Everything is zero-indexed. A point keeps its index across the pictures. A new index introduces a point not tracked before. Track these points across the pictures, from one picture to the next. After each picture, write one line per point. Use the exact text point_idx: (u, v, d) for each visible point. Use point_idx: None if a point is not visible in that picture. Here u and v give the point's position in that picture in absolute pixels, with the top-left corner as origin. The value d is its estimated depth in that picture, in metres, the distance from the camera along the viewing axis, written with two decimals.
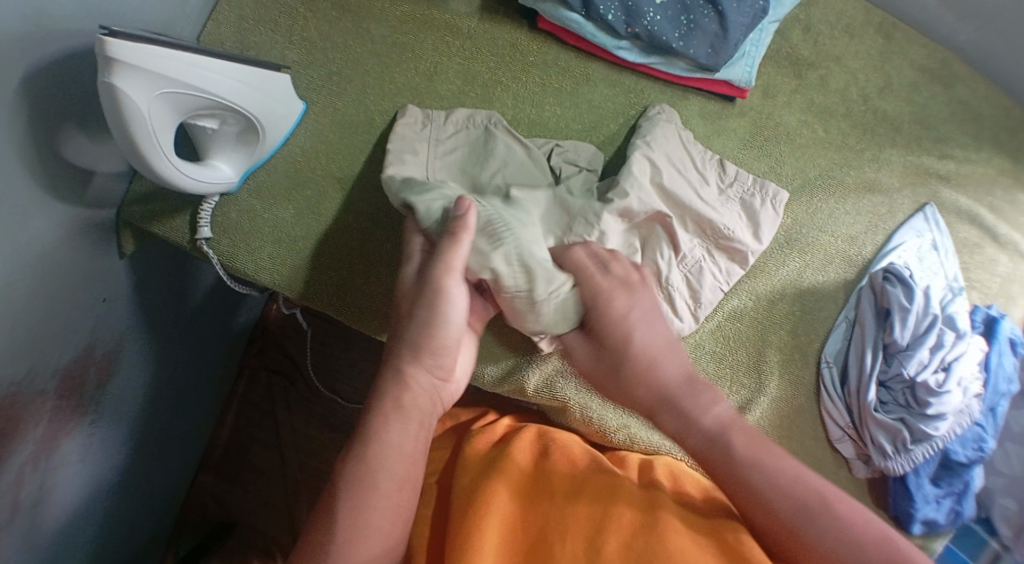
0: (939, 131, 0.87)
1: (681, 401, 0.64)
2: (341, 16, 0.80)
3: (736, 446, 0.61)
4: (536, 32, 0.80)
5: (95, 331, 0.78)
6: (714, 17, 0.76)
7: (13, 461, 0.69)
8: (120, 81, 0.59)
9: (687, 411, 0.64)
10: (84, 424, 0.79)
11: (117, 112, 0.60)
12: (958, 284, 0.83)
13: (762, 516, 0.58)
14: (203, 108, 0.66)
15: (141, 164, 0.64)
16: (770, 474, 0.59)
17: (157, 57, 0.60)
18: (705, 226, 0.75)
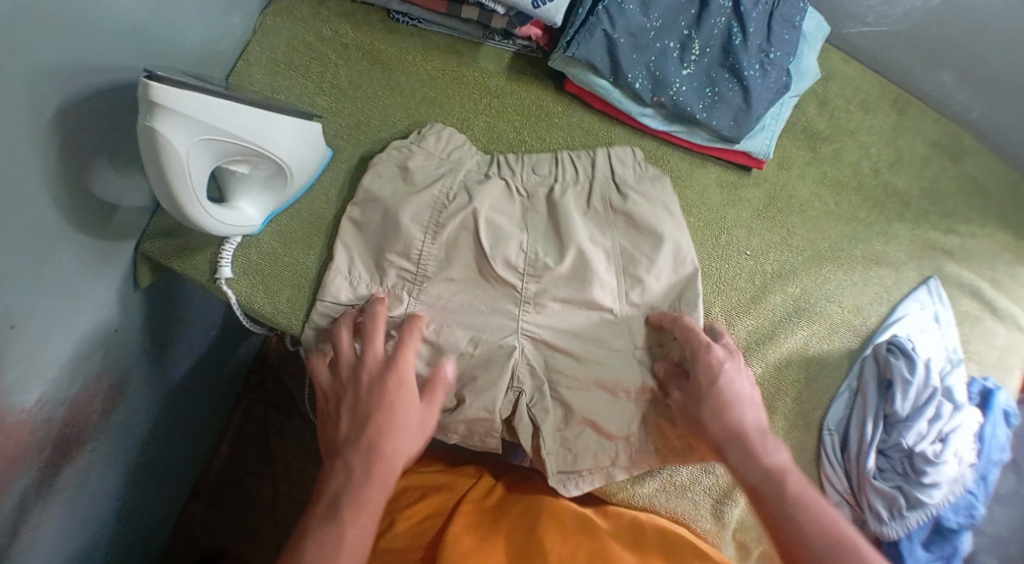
0: (946, 206, 0.90)
1: (749, 441, 0.67)
2: (372, 66, 0.81)
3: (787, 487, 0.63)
4: (562, 93, 0.82)
5: (106, 360, 0.78)
6: (739, 90, 0.76)
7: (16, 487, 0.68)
8: (160, 125, 0.58)
9: (750, 447, 0.66)
10: (88, 448, 0.78)
11: (156, 152, 0.59)
12: (956, 354, 0.86)
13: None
14: (238, 154, 0.64)
15: (171, 202, 0.62)
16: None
17: (198, 102, 0.59)
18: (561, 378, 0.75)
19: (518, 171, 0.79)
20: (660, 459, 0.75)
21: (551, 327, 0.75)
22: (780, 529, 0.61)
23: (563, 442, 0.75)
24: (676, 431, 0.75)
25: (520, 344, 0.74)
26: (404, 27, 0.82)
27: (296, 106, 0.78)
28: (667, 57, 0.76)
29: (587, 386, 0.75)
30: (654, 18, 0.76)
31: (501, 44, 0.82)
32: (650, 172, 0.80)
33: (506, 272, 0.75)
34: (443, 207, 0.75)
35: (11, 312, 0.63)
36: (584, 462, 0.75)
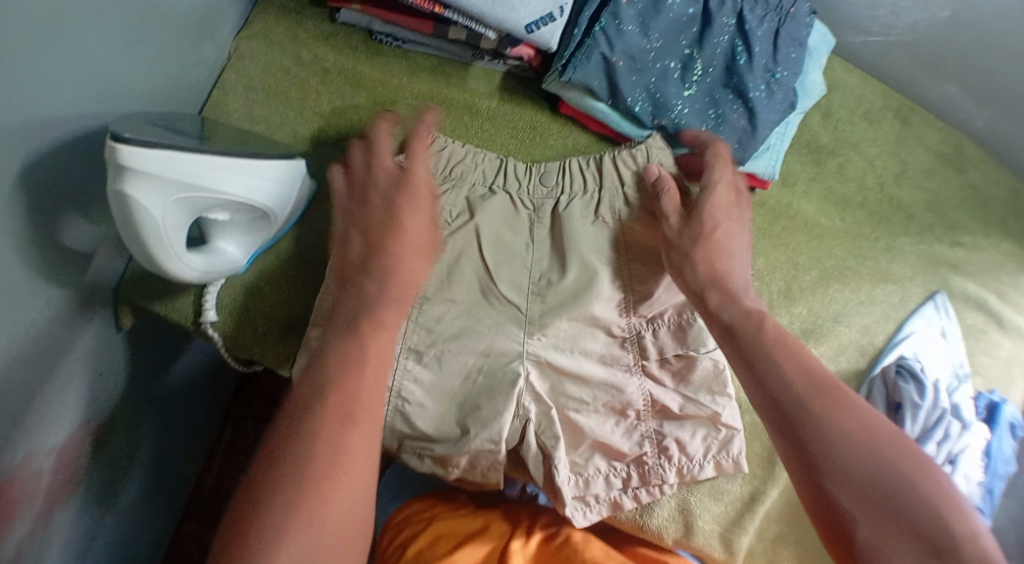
0: (951, 218, 0.87)
1: (780, 351, 0.57)
2: (355, 91, 0.76)
3: (812, 401, 0.54)
4: (557, 115, 0.79)
5: (89, 408, 0.74)
6: (743, 112, 0.73)
7: (10, 542, 0.64)
8: (132, 190, 0.53)
9: (780, 357, 0.57)
10: (77, 493, 0.75)
11: (127, 215, 0.55)
12: (962, 370, 0.84)
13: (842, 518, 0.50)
14: (217, 205, 0.60)
15: (147, 261, 0.58)
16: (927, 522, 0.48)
17: (171, 162, 0.55)
18: (566, 401, 0.73)
19: (524, 182, 0.77)
20: (670, 479, 0.74)
21: (562, 351, 0.72)
22: (811, 438, 0.52)
23: (575, 468, 0.74)
24: (686, 450, 0.73)
25: (525, 369, 0.71)
26: (389, 48, 0.78)
27: (276, 138, 0.73)
28: (668, 78, 0.73)
29: (592, 405, 0.73)
30: (655, 38, 0.72)
31: (491, 64, 0.78)
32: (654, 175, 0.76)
33: (510, 293, 0.73)
34: (445, 222, 0.74)
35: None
36: (594, 486, 0.74)
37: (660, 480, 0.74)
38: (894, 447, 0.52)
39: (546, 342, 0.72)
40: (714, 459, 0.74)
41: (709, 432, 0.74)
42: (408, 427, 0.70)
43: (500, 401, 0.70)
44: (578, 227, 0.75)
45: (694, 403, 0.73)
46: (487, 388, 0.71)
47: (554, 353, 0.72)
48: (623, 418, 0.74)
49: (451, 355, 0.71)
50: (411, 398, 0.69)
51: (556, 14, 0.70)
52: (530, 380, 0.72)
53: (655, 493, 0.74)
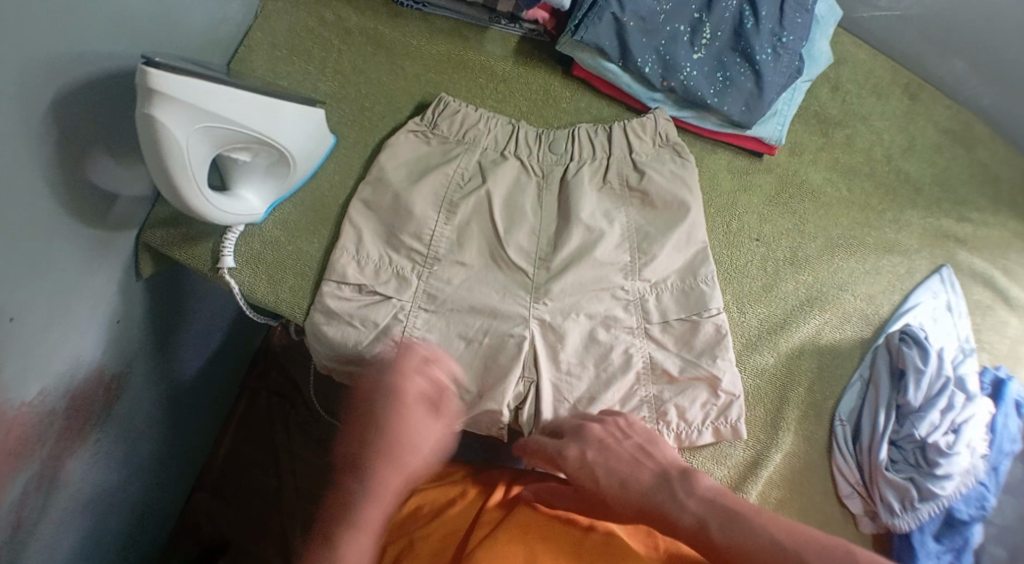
0: (959, 194, 0.88)
1: (678, 486, 0.65)
2: (376, 51, 0.79)
3: (716, 533, 0.60)
4: (570, 79, 0.81)
5: (106, 351, 0.77)
6: (751, 75, 0.75)
7: (18, 480, 0.68)
8: (160, 113, 0.56)
9: (675, 493, 0.64)
10: (89, 438, 0.77)
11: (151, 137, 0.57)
12: (968, 344, 0.85)
13: None
14: (238, 141, 0.63)
15: (171, 193, 0.60)
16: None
17: (196, 90, 0.57)
18: (568, 366, 0.74)
19: (535, 149, 0.79)
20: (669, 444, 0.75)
21: (566, 317, 0.74)
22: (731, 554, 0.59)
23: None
24: (686, 416, 0.75)
25: (530, 333, 0.73)
26: (409, 11, 0.80)
27: (298, 91, 0.76)
28: (678, 41, 0.75)
29: (595, 372, 0.74)
30: (666, 1, 0.74)
31: (508, 28, 0.80)
32: (661, 148, 0.78)
33: (517, 256, 0.76)
34: (457, 186, 0.77)
35: (9, 302, 0.61)
36: None
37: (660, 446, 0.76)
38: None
39: (550, 309, 0.74)
40: (713, 425, 0.75)
41: (708, 399, 0.75)
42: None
43: (503, 366, 0.73)
44: (583, 203, 0.77)
45: (694, 366, 0.74)
46: (491, 351, 0.73)
47: (557, 320, 0.74)
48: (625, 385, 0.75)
49: (457, 316, 0.74)
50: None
51: None
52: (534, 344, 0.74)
53: None
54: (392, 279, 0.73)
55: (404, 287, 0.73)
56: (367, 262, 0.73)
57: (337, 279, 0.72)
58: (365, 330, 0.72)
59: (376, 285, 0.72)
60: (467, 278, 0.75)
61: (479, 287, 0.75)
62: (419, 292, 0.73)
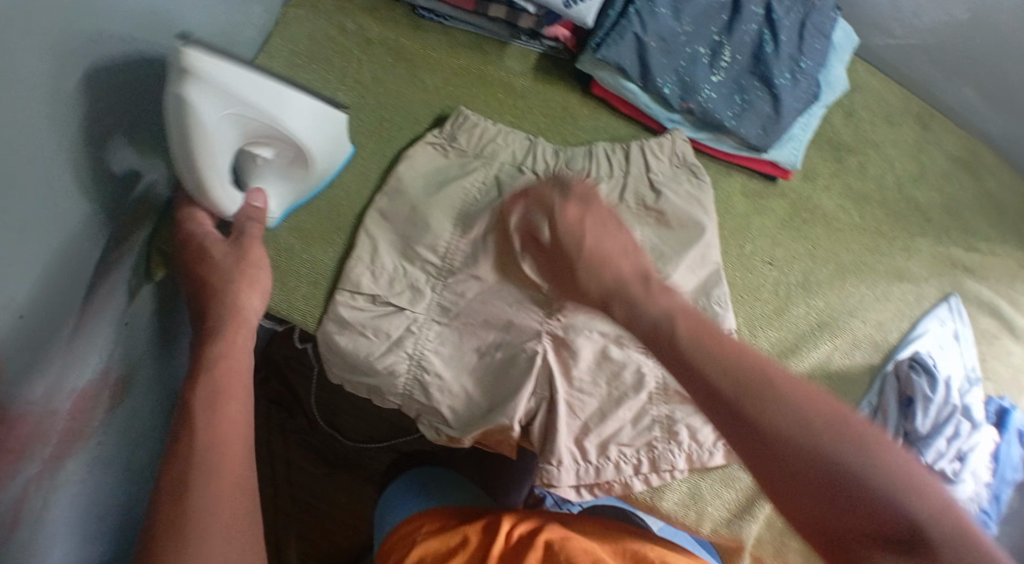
0: (967, 222, 0.89)
1: (665, 322, 0.59)
2: (396, 62, 0.79)
3: (717, 381, 0.53)
4: (589, 96, 0.81)
5: (112, 353, 0.75)
6: (768, 99, 0.76)
7: (23, 478, 0.64)
8: (194, 90, 0.56)
9: (677, 346, 0.57)
10: (88, 440, 0.75)
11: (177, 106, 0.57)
12: (974, 373, 0.85)
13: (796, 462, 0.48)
14: (264, 137, 0.63)
15: (193, 173, 0.61)
16: (878, 459, 0.48)
17: (231, 74, 0.57)
18: (579, 382, 0.75)
19: (552, 163, 0.78)
20: (679, 465, 0.76)
21: (579, 333, 0.75)
22: (729, 416, 0.51)
23: (578, 455, 0.75)
24: (697, 437, 0.77)
25: (542, 349, 0.74)
26: (430, 24, 0.80)
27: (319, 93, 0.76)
28: (698, 62, 0.75)
29: (604, 386, 0.76)
30: (686, 23, 0.74)
31: (528, 44, 0.80)
32: (682, 166, 0.78)
33: (532, 271, 0.75)
34: (474, 201, 0.76)
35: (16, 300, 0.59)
36: (605, 474, 0.76)
37: (671, 466, 0.76)
38: (825, 420, 0.49)
39: (561, 325, 0.75)
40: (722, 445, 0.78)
41: None
42: (426, 399, 0.73)
43: (513, 382, 0.73)
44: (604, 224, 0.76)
45: None
46: (504, 366, 0.74)
47: (568, 336, 0.75)
48: (633, 405, 0.76)
49: (470, 330, 0.74)
50: (431, 369, 0.72)
51: None
52: (546, 360, 0.74)
53: (666, 477, 0.77)
54: (407, 291, 0.73)
55: (419, 298, 0.73)
56: (382, 273, 0.73)
57: (351, 289, 0.72)
58: (377, 341, 0.72)
59: (390, 297, 0.72)
60: (483, 293, 0.75)
61: (492, 303, 0.75)
62: (434, 305, 0.74)
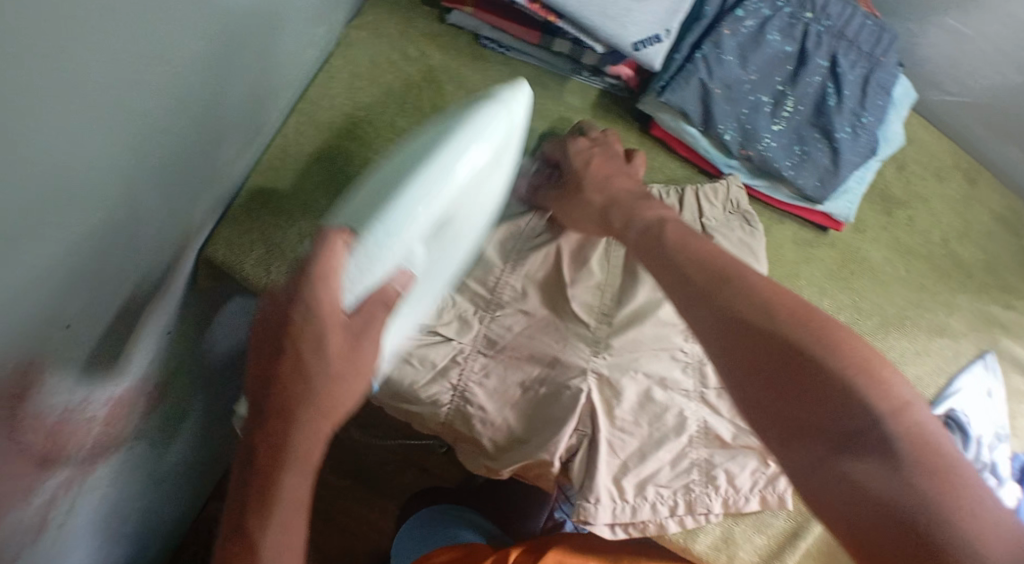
0: (1007, 281, 0.90)
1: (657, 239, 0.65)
2: (456, 90, 0.80)
3: (703, 284, 0.59)
4: (647, 136, 0.81)
5: (152, 363, 0.74)
6: (828, 151, 0.76)
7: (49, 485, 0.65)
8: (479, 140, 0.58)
9: (664, 257, 0.63)
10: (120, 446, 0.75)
11: (423, 171, 0.55)
12: (1003, 430, 0.85)
13: (805, 376, 0.53)
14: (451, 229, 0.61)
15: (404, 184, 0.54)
16: (879, 388, 0.52)
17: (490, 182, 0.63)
18: (624, 423, 0.74)
19: None
20: (715, 509, 0.75)
21: (625, 374, 0.74)
22: (723, 314, 0.57)
23: (617, 493, 0.73)
24: (735, 482, 0.76)
25: (587, 387, 0.72)
26: (492, 53, 0.81)
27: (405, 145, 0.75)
28: (760, 111, 0.75)
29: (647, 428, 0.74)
30: (752, 71, 0.75)
31: (589, 80, 0.81)
32: (732, 211, 0.78)
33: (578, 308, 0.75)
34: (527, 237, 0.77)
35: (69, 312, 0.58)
36: (641, 514, 0.74)
37: (706, 509, 0.75)
38: (809, 332, 0.54)
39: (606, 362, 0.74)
40: (759, 493, 0.77)
41: (756, 466, 0.77)
42: (467, 428, 0.73)
43: (553, 421, 0.72)
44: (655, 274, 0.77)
45: (747, 434, 0.77)
46: (547, 403, 0.73)
47: (614, 374, 0.73)
48: (675, 447, 0.75)
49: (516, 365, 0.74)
50: (473, 399, 0.72)
51: (662, 36, 0.72)
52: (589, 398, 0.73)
53: (700, 520, 0.76)
54: (454, 321, 0.73)
55: (467, 329, 0.73)
56: None
57: None
58: (422, 370, 0.71)
59: (438, 326, 0.72)
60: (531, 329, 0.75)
61: (540, 340, 0.74)
62: (480, 337, 0.73)
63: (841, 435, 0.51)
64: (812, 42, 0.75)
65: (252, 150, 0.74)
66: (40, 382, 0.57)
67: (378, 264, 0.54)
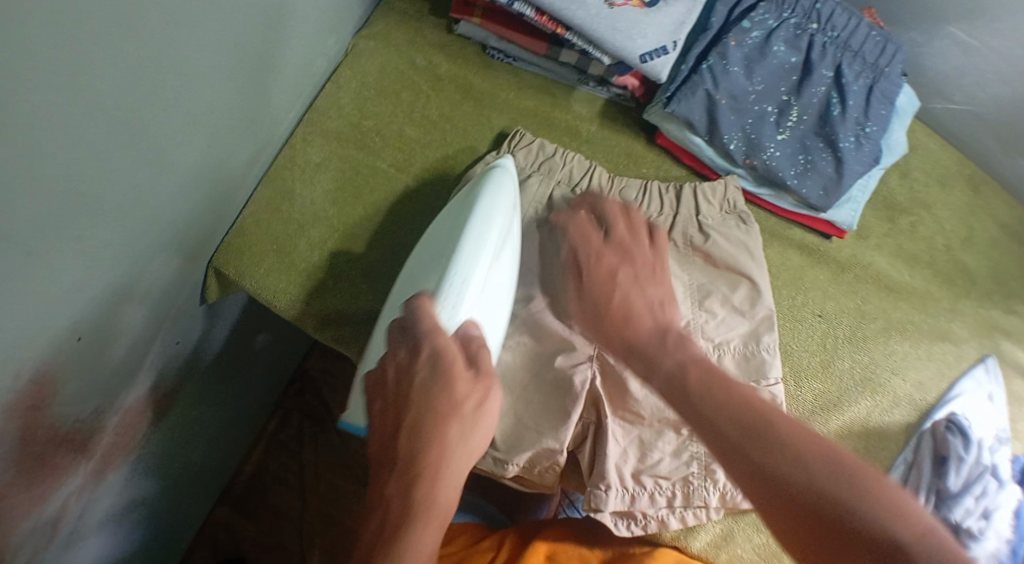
0: (1010, 288, 0.90)
1: (644, 349, 0.64)
2: (465, 99, 0.81)
3: (692, 381, 0.60)
4: (653, 144, 0.82)
5: (163, 370, 0.75)
6: (832, 160, 0.76)
7: (60, 493, 0.67)
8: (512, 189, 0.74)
9: (648, 357, 0.64)
10: (132, 454, 0.76)
11: (469, 227, 0.66)
12: (1004, 434, 0.84)
13: (802, 521, 0.52)
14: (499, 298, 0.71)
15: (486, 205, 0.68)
16: (875, 498, 0.52)
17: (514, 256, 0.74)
18: (629, 417, 0.75)
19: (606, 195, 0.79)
20: (712, 503, 0.76)
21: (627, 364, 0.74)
22: (715, 439, 0.57)
23: (621, 480, 0.74)
24: None
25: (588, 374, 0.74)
26: (499, 63, 0.82)
27: (422, 190, 0.78)
28: (764, 121, 0.76)
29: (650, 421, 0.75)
30: (757, 82, 0.76)
31: (595, 90, 0.82)
32: (731, 204, 0.80)
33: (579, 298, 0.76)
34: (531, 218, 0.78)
35: (80, 323, 0.59)
36: (639, 503, 0.75)
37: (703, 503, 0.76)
38: (796, 445, 0.55)
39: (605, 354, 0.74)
40: None
41: None
42: None
43: (558, 410, 0.73)
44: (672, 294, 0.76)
45: None
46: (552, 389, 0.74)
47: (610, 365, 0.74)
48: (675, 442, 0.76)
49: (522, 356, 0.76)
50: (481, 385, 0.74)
51: (669, 47, 0.72)
52: (593, 384, 0.75)
53: (700, 516, 0.77)
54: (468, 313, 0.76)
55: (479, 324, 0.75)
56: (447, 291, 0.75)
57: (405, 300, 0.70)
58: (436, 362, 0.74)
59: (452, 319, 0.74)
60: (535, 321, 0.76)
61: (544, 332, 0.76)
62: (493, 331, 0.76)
63: (858, 545, 0.50)
64: (817, 53, 0.76)
65: (260, 163, 0.75)
66: (54, 394, 0.60)
67: (453, 309, 0.63)
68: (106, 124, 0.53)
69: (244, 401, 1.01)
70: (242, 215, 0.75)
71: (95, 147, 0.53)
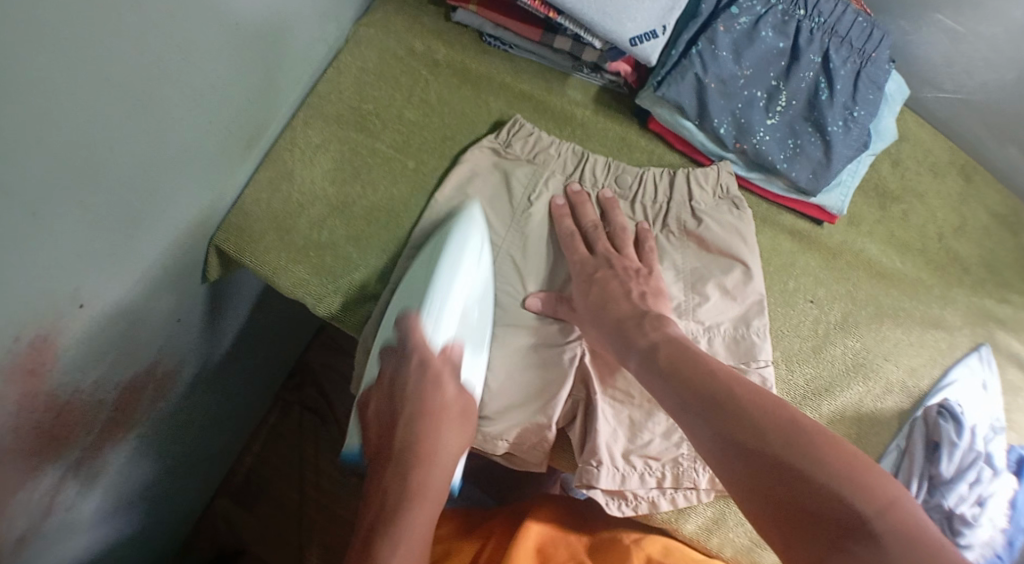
0: (1004, 276, 0.90)
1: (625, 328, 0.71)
2: (462, 84, 0.83)
3: (681, 368, 0.65)
4: (645, 131, 0.84)
5: (164, 347, 0.77)
6: (821, 144, 0.78)
7: (59, 464, 0.68)
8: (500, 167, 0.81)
9: (626, 335, 0.70)
10: (131, 431, 0.78)
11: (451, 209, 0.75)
12: (999, 423, 0.83)
13: (784, 493, 0.56)
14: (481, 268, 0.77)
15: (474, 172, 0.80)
16: (860, 486, 0.55)
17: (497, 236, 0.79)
18: (620, 397, 0.75)
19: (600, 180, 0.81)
20: (702, 484, 0.75)
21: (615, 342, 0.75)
22: (702, 417, 0.62)
23: (613, 459, 0.72)
24: None
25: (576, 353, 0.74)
26: (496, 51, 0.85)
27: (420, 171, 0.80)
28: (753, 106, 0.78)
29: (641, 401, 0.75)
30: (746, 67, 0.77)
31: (589, 77, 0.85)
32: (721, 188, 0.81)
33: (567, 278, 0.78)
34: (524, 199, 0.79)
35: (82, 290, 0.61)
36: (631, 483, 0.73)
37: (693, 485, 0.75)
38: (782, 426, 0.59)
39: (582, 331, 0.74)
40: None
41: None
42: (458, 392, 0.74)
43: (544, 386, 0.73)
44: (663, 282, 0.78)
45: None
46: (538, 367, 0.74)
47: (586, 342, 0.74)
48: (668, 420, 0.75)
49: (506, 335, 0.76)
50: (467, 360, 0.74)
51: (659, 31, 0.75)
52: (582, 362, 0.75)
53: (690, 498, 0.76)
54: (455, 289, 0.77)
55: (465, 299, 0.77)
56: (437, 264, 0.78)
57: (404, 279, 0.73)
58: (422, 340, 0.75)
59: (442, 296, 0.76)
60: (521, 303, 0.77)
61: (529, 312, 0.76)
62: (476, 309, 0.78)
63: (834, 527, 0.53)
64: (804, 38, 0.78)
65: (263, 143, 0.77)
66: (57, 362, 0.61)
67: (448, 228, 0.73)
68: (112, 92, 0.55)
69: (244, 387, 1.02)
70: (245, 193, 0.76)
71: (102, 114, 0.55)
